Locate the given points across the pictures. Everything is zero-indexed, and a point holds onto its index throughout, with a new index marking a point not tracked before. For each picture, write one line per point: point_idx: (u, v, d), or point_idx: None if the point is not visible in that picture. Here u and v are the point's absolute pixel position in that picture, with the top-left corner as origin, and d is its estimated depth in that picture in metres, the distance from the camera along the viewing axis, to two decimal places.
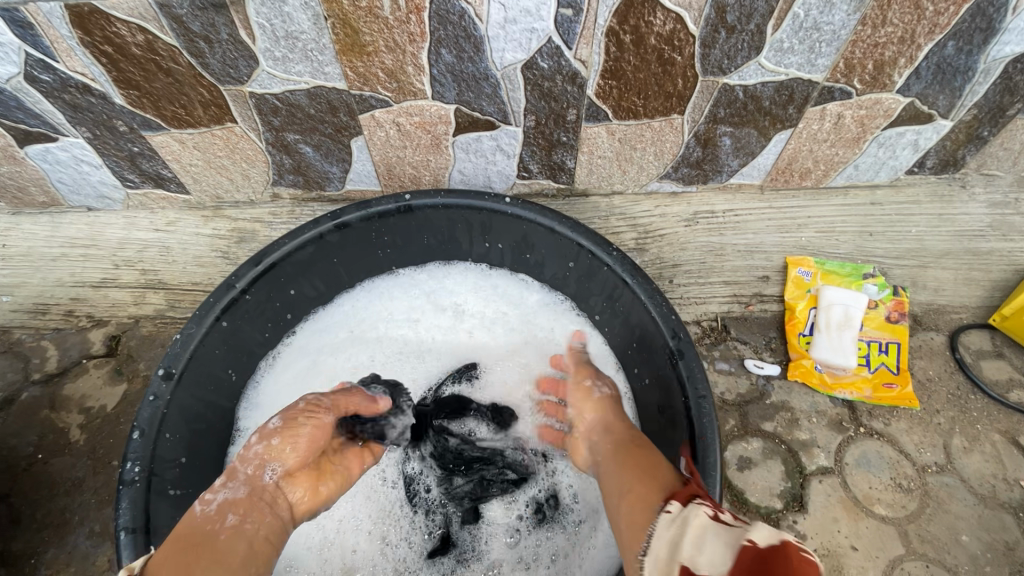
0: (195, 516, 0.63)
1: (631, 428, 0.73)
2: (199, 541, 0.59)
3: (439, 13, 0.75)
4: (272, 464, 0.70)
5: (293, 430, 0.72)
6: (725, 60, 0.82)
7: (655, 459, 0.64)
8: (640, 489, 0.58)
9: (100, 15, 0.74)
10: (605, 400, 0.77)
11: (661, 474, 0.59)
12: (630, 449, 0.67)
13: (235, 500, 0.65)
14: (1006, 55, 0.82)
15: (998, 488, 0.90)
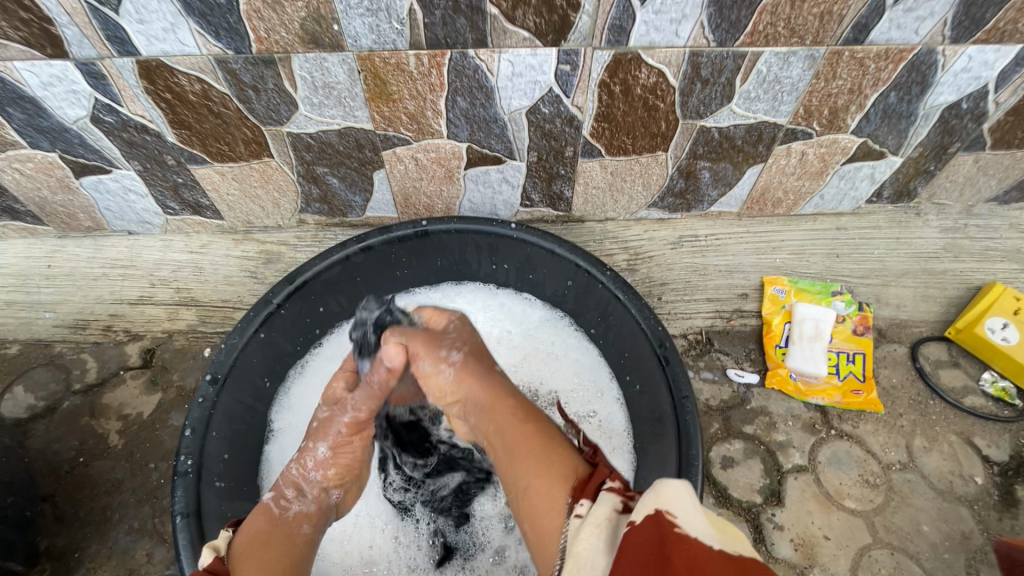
0: (274, 516, 0.74)
1: (501, 391, 0.72)
2: (280, 547, 0.69)
3: (456, 67, 0.88)
4: (331, 488, 0.82)
5: (345, 462, 0.82)
6: (701, 107, 0.95)
7: (548, 438, 0.63)
8: (542, 487, 0.57)
9: (165, 68, 0.87)
10: (463, 364, 0.77)
11: (563, 465, 0.59)
12: (516, 435, 0.65)
13: (307, 513, 0.77)
14: (941, 103, 0.95)
15: (956, 484, 1.00)
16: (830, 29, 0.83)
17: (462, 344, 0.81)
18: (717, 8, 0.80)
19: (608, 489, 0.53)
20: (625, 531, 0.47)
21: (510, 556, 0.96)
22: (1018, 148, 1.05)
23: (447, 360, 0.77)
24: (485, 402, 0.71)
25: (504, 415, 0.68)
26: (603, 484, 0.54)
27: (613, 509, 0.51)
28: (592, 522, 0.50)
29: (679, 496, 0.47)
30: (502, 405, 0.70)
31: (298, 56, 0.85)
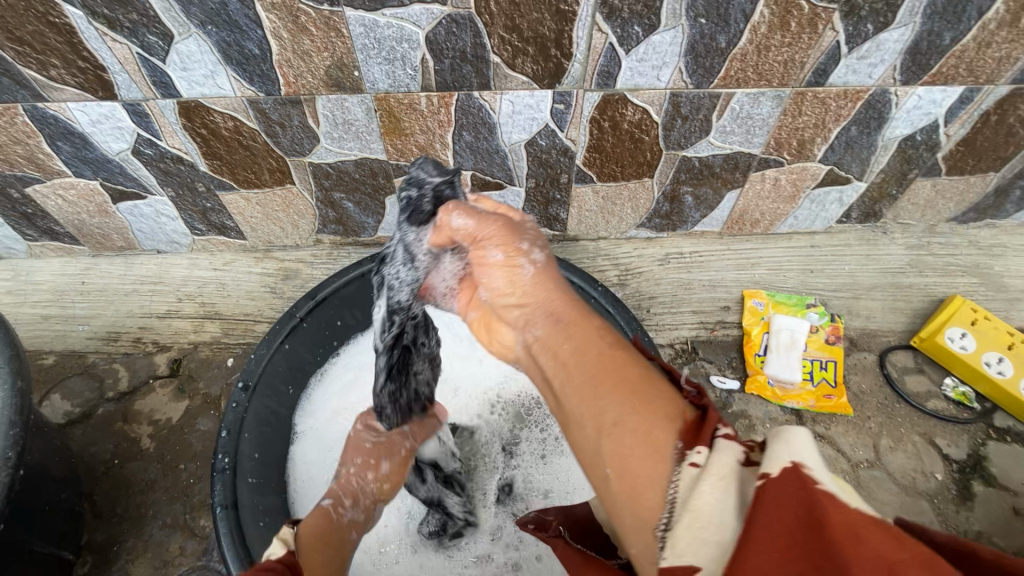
0: (332, 521, 0.82)
1: (580, 308, 0.63)
2: (334, 553, 0.78)
3: (463, 106, 0.98)
4: (381, 500, 0.92)
5: (400, 474, 0.92)
6: (683, 139, 1.05)
7: (643, 367, 0.52)
8: (637, 424, 0.46)
9: (203, 108, 0.97)
10: (546, 267, 0.67)
11: (668, 403, 0.48)
12: (602, 358, 0.54)
13: (357, 521, 0.87)
14: (897, 135, 1.06)
15: (918, 480, 1.10)
16: (793, 74, 0.94)
17: (543, 239, 0.70)
18: (693, 57, 0.90)
19: (726, 438, 0.44)
20: (759, 487, 0.39)
21: (497, 555, 1.02)
22: (970, 174, 1.16)
23: (527, 256, 0.67)
24: (566, 313, 0.62)
25: (590, 333, 0.57)
26: (717, 430, 0.45)
27: (737, 462, 0.42)
28: (715, 474, 0.40)
29: (811, 445, 0.40)
30: (585, 327, 0.59)
31: (322, 97, 0.95)
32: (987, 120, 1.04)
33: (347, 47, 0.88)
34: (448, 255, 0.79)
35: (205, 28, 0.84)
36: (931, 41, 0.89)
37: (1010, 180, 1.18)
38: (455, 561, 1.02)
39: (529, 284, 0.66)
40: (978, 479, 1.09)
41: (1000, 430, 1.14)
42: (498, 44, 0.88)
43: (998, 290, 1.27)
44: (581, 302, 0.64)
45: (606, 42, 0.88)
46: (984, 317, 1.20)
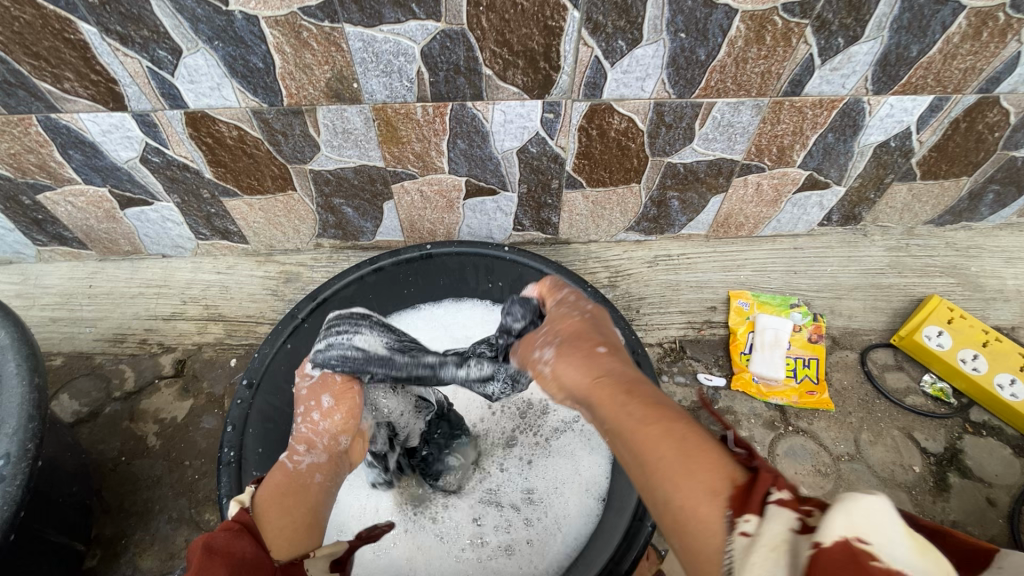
0: (287, 468, 0.70)
1: (598, 382, 0.56)
2: (300, 499, 0.67)
3: (457, 116, 1.03)
4: (342, 435, 0.75)
5: (348, 406, 0.76)
6: (667, 146, 1.10)
7: (682, 436, 0.49)
8: (686, 501, 0.45)
9: (208, 118, 1.01)
10: (559, 357, 0.60)
11: (711, 475, 0.46)
12: (640, 431, 0.50)
13: (319, 464, 0.72)
14: (872, 142, 1.11)
15: (897, 472, 1.14)
16: (771, 84, 0.99)
17: (555, 336, 0.64)
18: (674, 69, 0.95)
19: (777, 504, 0.42)
20: (811, 555, 0.37)
21: (490, 539, 1.06)
22: (944, 178, 1.21)
23: (540, 360, 0.63)
24: (593, 392, 0.56)
25: (619, 406, 0.53)
26: (770, 493, 0.43)
27: (789, 530, 0.40)
28: (766, 545, 0.39)
29: (879, 516, 0.38)
30: (615, 400, 0.53)
31: (323, 108, 1.00)
32: (957, 127, 1.09)
33: (346, 60, 0.92)
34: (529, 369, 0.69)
35: (212, 44, 0.89)
36: (900, 54, 0.94)
37: (983, 184, 1.24)
38: (450, 546, 1.06)
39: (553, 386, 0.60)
40: (954, 471, 1.14)
41: (976, 424, 1.19)
42: (490, 57, 0.93)
43: (974, 290, 1.32)
44: (612, 368, 0.57)
45: (592, 55, 0.92)
46: (960, 316, 1.25)
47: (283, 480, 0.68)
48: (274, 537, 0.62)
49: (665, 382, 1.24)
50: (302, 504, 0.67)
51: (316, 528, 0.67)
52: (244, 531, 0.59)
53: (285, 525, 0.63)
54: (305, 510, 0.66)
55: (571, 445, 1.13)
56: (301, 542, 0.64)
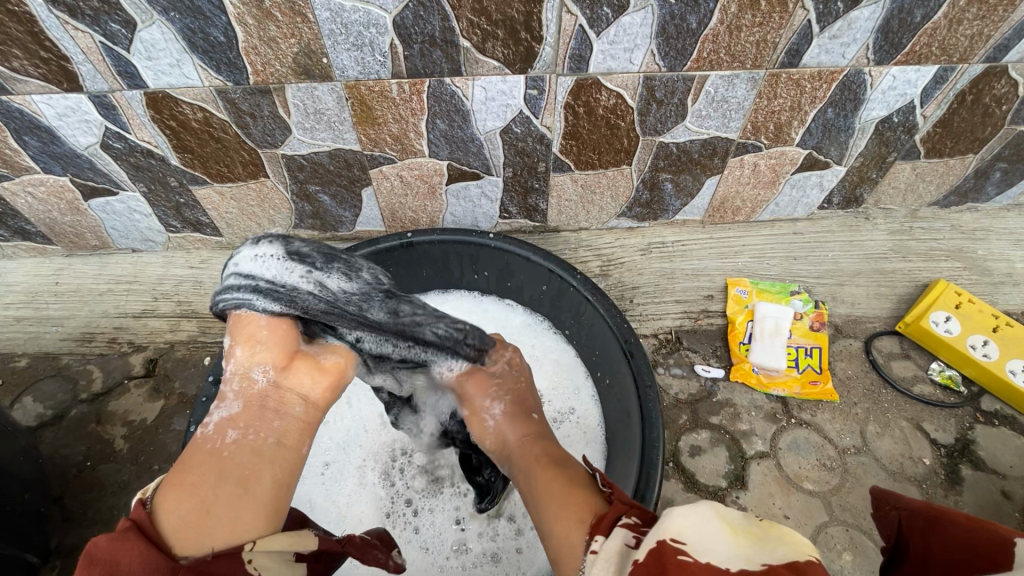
0: (198, 439, 0.63)
1: (529, 444, 0.76)
2: (206, 471, 0.60)
3: (435, 93, 0.97)
4: (257, 369, 0.65)
5: (250, 334, 0.66)
6: (658, 125, 1.05)
7: (572, 481, 0.65)
8: (560, 531, 0.59)
9: (170, 99, 0.95)
10: (506, 415, 0.81)
11: (582, 508, 0.60)
12: (540, 475, 0.68)
13: (232, 416, 0.63)
14: (874, 117, 1.06)
15: (906, 465, 1.08)
16: (766, 55, 0.93)
17: (507, 394, 0.83)
18: (664, 39, 0.90)
19: (622, 525, 0.54)
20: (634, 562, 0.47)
21: (474, 546, 0.99)
22: (949, 156, 1.16)
23: (490, 412, 0.82)
24: (519, 449, 0.76)
25: (533, 459, 0.72)
26: (620, 519, 0.55)
27: (624, 544, 0.51)
28: (603, 557, 0.51)
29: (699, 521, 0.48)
30: (531, 451, 0.74)
31: (291, 86, 0.94)
32: (963, 100, 1.04)
33: (314, 33, 0.86)
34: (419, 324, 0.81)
35: (168, 15, 0.83)
36: (903, 19, 0.89)
37: (990, 162, 1.19)
38: (434, 555, 0.99)
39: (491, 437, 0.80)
40: (966, 463, 1.08)
41: (988, 414, 1.13)
42: (467, 28, 0.87)
43: (982, 274, 1.26)
44: (537, 433, 0.78)
45: (577, 24, 0.87)
46: (968, 301, 1.20)
47: (191, 457, 0.62)
48: (174, 527, 0.56)
49: (660, 375, 1.17)
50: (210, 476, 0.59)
51: (245, 500, 0.59)
52: (130, 530, 0.55)
53: (186, 514, 0.57)
54: (219, 487, 0.59)
55: (567, 441, 1.07)
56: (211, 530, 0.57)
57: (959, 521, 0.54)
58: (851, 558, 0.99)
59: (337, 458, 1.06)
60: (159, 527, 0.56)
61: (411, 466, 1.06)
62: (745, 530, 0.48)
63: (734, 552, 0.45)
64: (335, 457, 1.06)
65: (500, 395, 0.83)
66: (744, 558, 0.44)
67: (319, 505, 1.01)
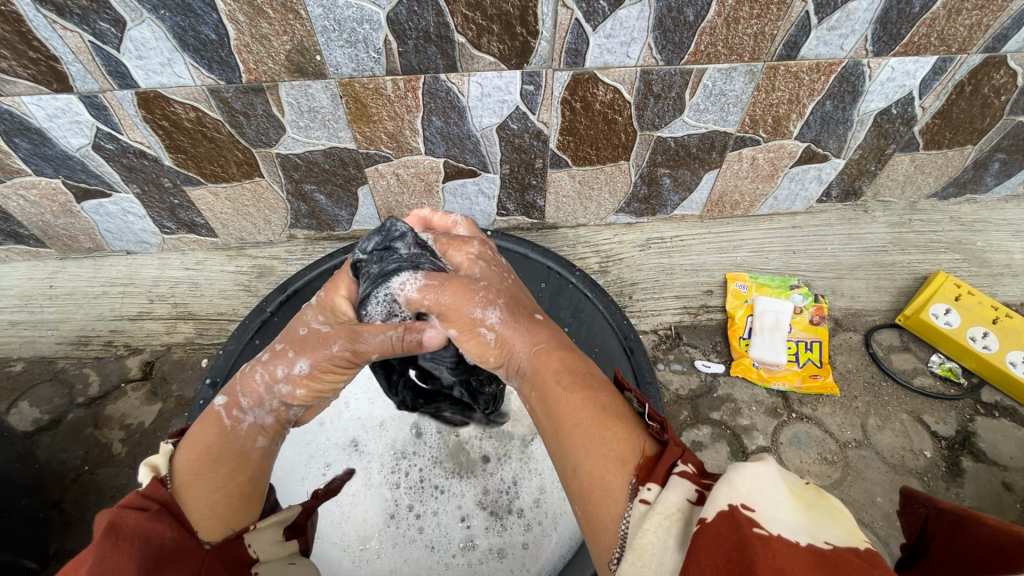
0: (224, 429, 0.63)
1: (535, 356, 0.63)
2: (237, 470, 0.61)
3: (431, 90, 0.96)
4: (297, 406, 0.67)
5: (320, 385, 0.66)
6: (656, 119, 1.04)
7: (602, 409, 0.56)
8: (595, 468, 0.51)
9: (162, 99, 0.94)
10: (505, 321, 0.65)
11: (623, 445, 0.52)
12: (565, 398, 0.58)
13: (262, 425, 0.65)
14: (872, 110, 1.05)
15: (907, 458, 1.08)
16: (764, 47, 0.92)
17: (496, 295, 0.67)
18: (661, 32, 0.89)
19: (680, 475, 0.47)
20: (694, 533, 0.40)
21: (480, 542, 0.99)
22: (948, 148, 1.16)
23: (485, 323, 0.65)
24: (530, 362, 0.63)
25: (551, 376, 0.60)
26: (675, 467, 0.48)
27: (686, 499, 0.45)
28: (661, 512, 0.44)
29: (761, 485, 0.43)
30: (548, 365, 0.62)
31: (285, 84, 0.93)
32: (962, 91, 1.03)
33: (307, 29, 0.85)
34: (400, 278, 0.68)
35: (158, 13, 0.82)
36: (901, 10, 0.88)
37: (989, 153, 1.18)
38: (440, 553, 0.98)
39: (491, 355, 0.66)
40: (967, 455, 1.08)
41: (988, 405, 1.13)
42: (462, 23, 0.86)
43: (981, 265, 1.26)
44: (550, 338, 0.65)
45: (572, 18, 0.86)
46: (968, 292, 1.19)
47: (222, 446, 0.61)
48: (201, 515, 0.58)
49: (661, 371, 1.17)
50: (237, 473, 0.61)
51: (259, 499, 0.64)
52: (164, 513, 0.55)
53: (214, 504, 0.58)
54: (246, 484, 0.61)
55: None
56: (234, 520, 0.60)
57: (989, 523, 0.50)
58: None
59: (339, 459, 1.05)
60: (185, 511, 0.57)
61: (416, 467, 1.06)
62: (798, 495, 0.44)
63: (797, 523, 0.40)
64: (337, 458, 1.05)
65: (489, 300, 0.66)
66: (810, 531, 0.40)
67: (325, 508, 1.01)
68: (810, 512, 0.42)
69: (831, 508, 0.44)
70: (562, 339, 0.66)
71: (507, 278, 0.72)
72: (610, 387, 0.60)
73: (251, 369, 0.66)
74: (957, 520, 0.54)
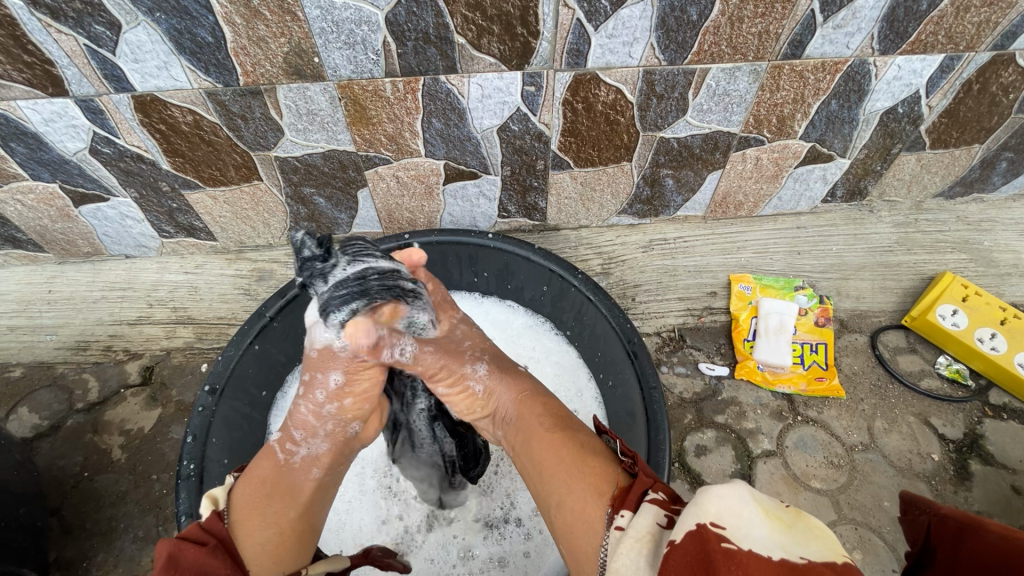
0: (278, 463, 0.70)
1: (518, 404, 0.73)
2: (289, 503, 0.67)
3: (430, 92, 0.95)
4: (352, 422, 0.74)
5: (363, 392, 0.73)
6: (659, 119, 1.03)
7: (582, 447, 0.63)
8: (577, 502, 0.56)
9: (159, 102, 0.93)
10: (492, 373, 0.76)
11: (600, 479, 0.57)
12: (548, 440, 0.65)
13: (317, 455, 0.71)
14: (879, 109, 1.04)
15: (915, 461, 1.06)
16: (769, 46, 0.91)
17: (481, 351, 0.79)
18: (664, 32, 0.87)
19: (650, 501, 0.51)
20: (666, 552, 0.44)
21: (481, 552, 0.98)
22: (955, 147, 1.15)
23: (473, 376, 0.76)
24: (515, 410, 0.73)
25: (536, 421, 0.68)
26: (646, 494, 0.53)
27: (655, 523, 0.48)
28: (634, 537, 0.48)
29: (733, 505, 0.44)
30: (532, 411, 0.70)
31: (283, 87, 0.92)
32: (970, 89, 1.02)
33: (305, 31, 0.84)
34: (372, 318, 0.65)
35: (154, 16, 0.80)
36: (908, 8, 0.86)
37: (996, 152, 1.17)
38: (439, 564, 0.98)
39: (482, 405, 0.76)
40: (975, 458, 1.06)
41: (996, 407, 1.12)
42: (462, 24, 0.85)
43: (988, 266, 1.25)
44: (533, 389, 0.74)
45: (574, 18, 0.84)
46: (974, 293, 1.18)
47: (277, 481, 0.68)
48: (253, 555, 0.61)
49: (664, 374, 1.15)
50: (290, 507, 0.67)
51: (308, 535, 0.68)
52: (221, 549, 0.59)
53: (266, 541, 0.62)
54: (296, 520, 0.66)
55: None
56: (280, 559, 0.64)
57: (994, 530, 0.49)
58: (860, 557, 0.97)
59: None
60: (242, 551, 0.61)
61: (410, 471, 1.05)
62: (777, 516, 0.45)
63: (773, 541, 0.41)
64: None
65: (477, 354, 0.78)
66: (786, 548, 0.41)
67: None
68: (789, 531, 0.43)
69: (811, 526, 0.44)
70: (541, 388, 0.75)
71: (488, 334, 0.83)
72: (587, 430, 0.67)
73: (295, 405, 0.72)
74: (962, 528, 0.53)
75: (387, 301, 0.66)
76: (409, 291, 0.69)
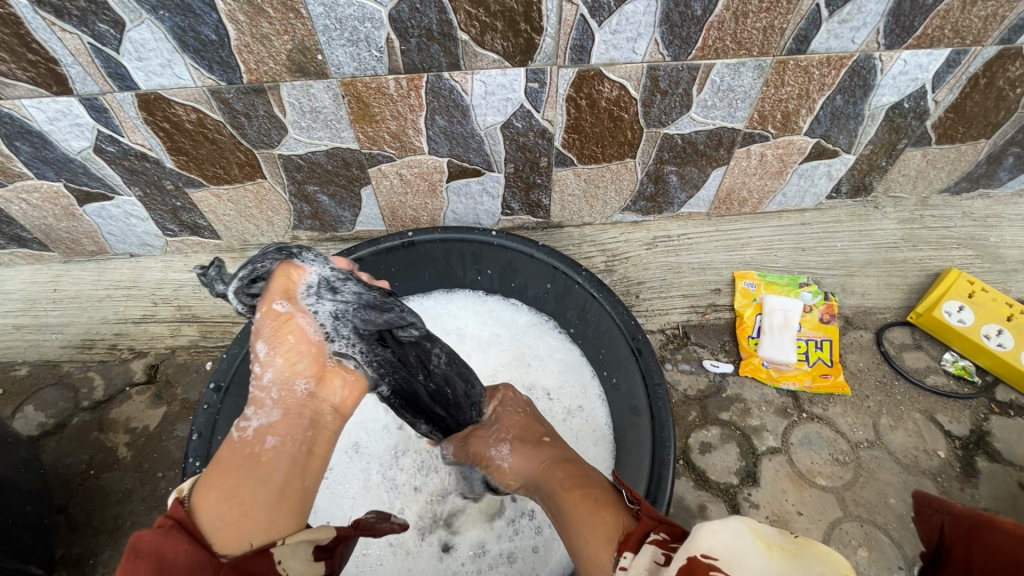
0: (233, 441, 0.66)
1: (541, 471, 0.75)
2: (245, 473, 0.63)
3: (433, 89, 0.95)
4: (300, 379, 0.71)
5: (291, 348, 0.71)
6: (663, 116, 1.02)
7: (596, 497, 0.63)
8: (590, 553, 0.56)
9: (163, 100, 0.93)
10: (514, 450, 0.82)
11: (609, 526, 0.57)
12: (566, 496, 0.66)
13: (270, 423, 0.68)
14: (884, 104, 1.03)
15: (920, 458, 1.06)
16: (774, 41, 0.90)
17: (506, 431, 0.86)
18: (668, 27, 0.87)
19: (650, 542, 0.52)
20: None
21: (491, 547, 0.98)
22: (961, 142, 1.14)
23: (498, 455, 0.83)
24: (540, 475, 0.75)
25: (556, 481, 0.70)
26: (648, 535, 0.53)
27: (653, 561, 0.49)
28: None
29: (727, 538, 0.45)
30: (553, 474, 0.72)
31: (286, 84, 0.92)
32: (976, 84, 1.01)
33: (308, 28, 0.84)
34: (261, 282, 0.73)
35: (157, 14, 0.81)
36: (914, 1, 0.86)
37: (1002, 147, 1.16)
38: (449, 560, 0.97)
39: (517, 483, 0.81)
40: (982, 455, 1.06)
41: (1002, 404, 1.11)
42: (465, 20, 0.85)
43: (994, 262, 1.24)
44: (553, 455, 0.77)
45: (578, 14, 0.84)
46: (981, 289, 1.17)
47: (229, 456, 0.65)
48: (215, 529, 0.58)
49: (669, 371, 1.15)
50: (251, 478, 0.62)
51: (283, 507, 0.63)
52: (177, 527, 0.56)
53: (227, 512, 0.59)
54: (258, 490, 0.62)
55: (576, 431, 1.08)
56: (249, 531, 0.59)
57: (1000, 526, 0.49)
58: (866, 554, 0.97)
59: (342, 462, 1.05)
60: (199, 523, 0.58)
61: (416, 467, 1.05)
62: (779, 546, 0.45)
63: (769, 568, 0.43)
64: (338, 462, 1.05)
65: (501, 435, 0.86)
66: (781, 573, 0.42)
67: (325, 510, 0.99)
68: (787, 559, 0.44)
69: (815, 551, 0.44)
70: (565, 452, 0.77)
71: (519, 412, 0.90)
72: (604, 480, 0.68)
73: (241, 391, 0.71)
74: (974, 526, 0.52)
75: (272, 265, 0.73)
76: (294, 250, 0.76)
